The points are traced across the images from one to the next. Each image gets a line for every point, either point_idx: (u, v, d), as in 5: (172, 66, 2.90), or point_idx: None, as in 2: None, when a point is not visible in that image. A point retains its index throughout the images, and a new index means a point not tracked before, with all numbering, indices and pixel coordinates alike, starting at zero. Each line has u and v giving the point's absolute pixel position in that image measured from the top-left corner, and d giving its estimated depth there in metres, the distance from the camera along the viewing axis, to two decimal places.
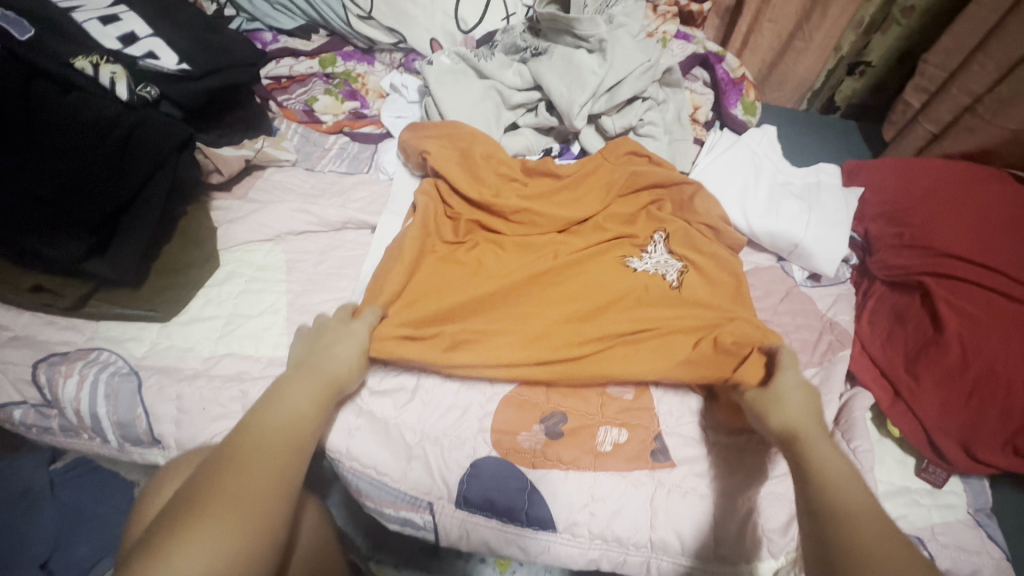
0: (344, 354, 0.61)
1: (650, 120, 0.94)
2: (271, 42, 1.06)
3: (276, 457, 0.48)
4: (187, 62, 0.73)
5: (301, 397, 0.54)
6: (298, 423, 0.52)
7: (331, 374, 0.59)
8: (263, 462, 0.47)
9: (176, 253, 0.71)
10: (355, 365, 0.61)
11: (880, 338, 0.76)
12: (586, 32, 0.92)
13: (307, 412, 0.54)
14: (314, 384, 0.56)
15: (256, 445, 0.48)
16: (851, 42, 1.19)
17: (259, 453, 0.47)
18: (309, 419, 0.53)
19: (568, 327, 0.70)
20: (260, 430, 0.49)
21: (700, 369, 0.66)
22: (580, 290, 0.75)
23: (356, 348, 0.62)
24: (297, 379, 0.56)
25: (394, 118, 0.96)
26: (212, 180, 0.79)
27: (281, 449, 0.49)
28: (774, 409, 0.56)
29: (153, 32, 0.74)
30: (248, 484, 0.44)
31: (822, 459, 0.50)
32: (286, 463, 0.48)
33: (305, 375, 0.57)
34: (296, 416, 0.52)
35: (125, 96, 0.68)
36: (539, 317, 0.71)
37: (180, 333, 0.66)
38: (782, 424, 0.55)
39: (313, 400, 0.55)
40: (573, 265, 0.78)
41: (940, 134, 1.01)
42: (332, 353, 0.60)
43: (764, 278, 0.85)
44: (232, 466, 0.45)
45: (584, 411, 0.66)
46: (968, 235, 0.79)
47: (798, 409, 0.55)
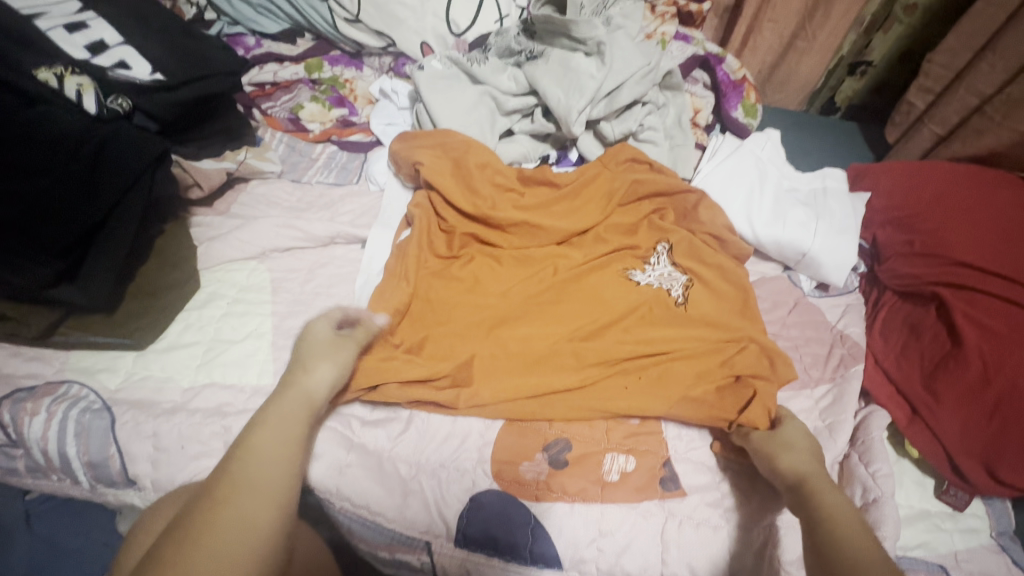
0: (316, 361, 0.55)
1: (651, 125, 0.91)
2: (254, 47, 1.02)
3: (248, 514, 0.42)
4: (161, 72, 0.68)
5: (278, 430, 0.48)
6: (274, 466, 0.46)
7: (308, 397, 0.52)
8: (232, 524, 0.41)
9: (153, 275, 0.67)
10: (331, 373, 0.55)
11: (895, 351, 0.73)
12: (583, 35, 0.88)
13: (288, 446, 0.48)
14: (293, 414, 0.50)
15: (222, 504, 0.42)
16: (851, 42, 1.17)
17: (227, 513, 0.41)
18: (286, 458, 0.47)
19: (570, 349, 0.67)
20: (230, 481, 0.43)
21: (699, 408, 0.62)
22: (582, 307, 0.71)
23: (328, 358, 0.56)
24: (272, 409, 0.50)
25: (383, 126, 0.93)
26: (192, 194, 0.75)
27: (255, 503, 0.43)
28: (784, 453, 0.55)
29: (124, 39, 0.69)
30: (215, 554, 0.39)
31: (824, 504, 0.49)
32: (261, 520, 0.42)
33: (280, 403, 0.51)
34: (271, 457, 0.46)
35: (94, 109, 0.63)
36: (541, 339, 0.68)
37: (157, 361, 0.62)
38: (792, 468, 0.54)
39: (290, 435, 0.48)
40: (576, 281, 0.75)
41: (947, 136, 0.99)
42: (304, 371, 0.54)
43: (772, 289, 0.82)
44: (194, 534, 0.40)
45: (589, 437, 0.62)
46: (982, 243, 0.76)
47: (802, 457, 0.54)
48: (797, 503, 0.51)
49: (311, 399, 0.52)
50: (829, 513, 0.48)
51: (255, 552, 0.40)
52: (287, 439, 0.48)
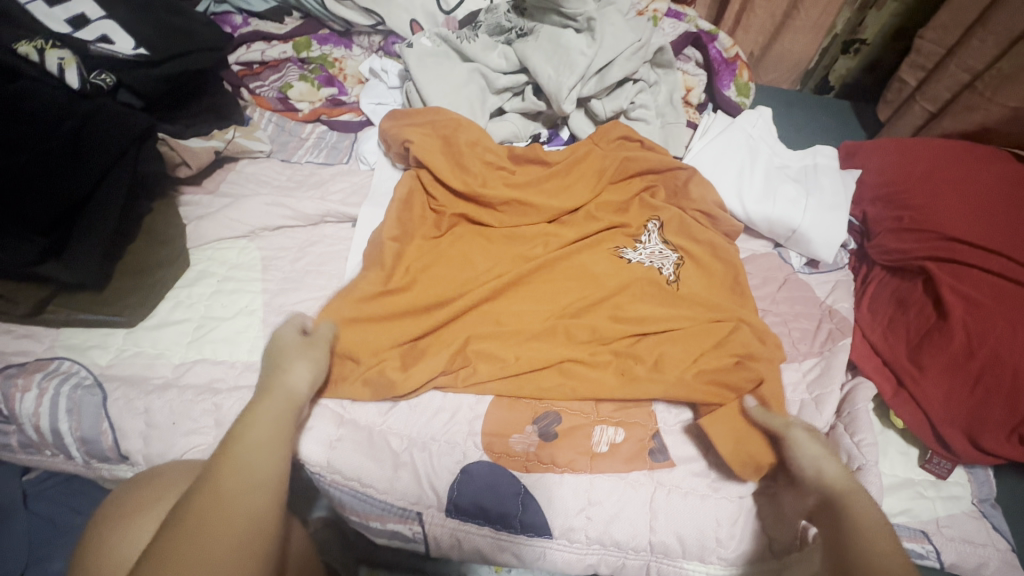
0: (293, 361, 0.55)
1: (642, 103, 0.91)
2: (241, 25, 1.00)
3: (243, 510, 0.41)
4: (145, 47, 0.66)
5: (267, 424, 0.47)
6: (269, 459, 0.45)
7: (289, 392, 0.52)
8: (229, 518, 0.40)
9: (140, 253, 0.67)
10: (308, 372, 0.56)
11: (882, 325, 0.74)
12: (574, 10, 0.87)
13: (279, 441, 0.47)
14: (280, 410, 0.50)
15: (218, 499, 0.40)
16: (845, 20, 1.16)
17: (223, 511, 0.40)
18: (279, 447, 0.46)
19: (560, 329, 0.67)
20: (226, 476, 0.42)
21: (692, 393, 0.61)
22: (569, 284, 0.72)
23: (305, 359, 0.56)
24: (259, 407, 0.49)
25: (373, 105, 0.92)
26: (179, 173, 0.74)
27: (248, 494, 0.41)
28: (829, 462, 0.52)
29: (106, 13, 0.66)
30: (210, 555, 0.37)
31: (864, 521, 0.45)
32: (256, 514, 0.41)
33: (267, 398, 0.50)
34: (259, 448, 0.45)
35: (76, 84, 0.62)
36: (530, 319, 0.68)
37: (148, 338, 0.62)
38: (831, 481, 0.50)
39: (276, 429, 0.48)
40: (563, 257, 0.74)
41: (939, 113, 0.98)
42: (282, 371, 0.54)
43: (761, 265, 0.83)
44: (194, 528, 0.38)
45: (579, 410, 0.63)
46: (969, 218, 0.76)
47: (842, 473, 0.51)
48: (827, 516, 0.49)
49: (295, 400, 0.52)
50: (861, 532, 0.44)
51: (251, 549, 0.39)
52: (275, 430, 0.47)
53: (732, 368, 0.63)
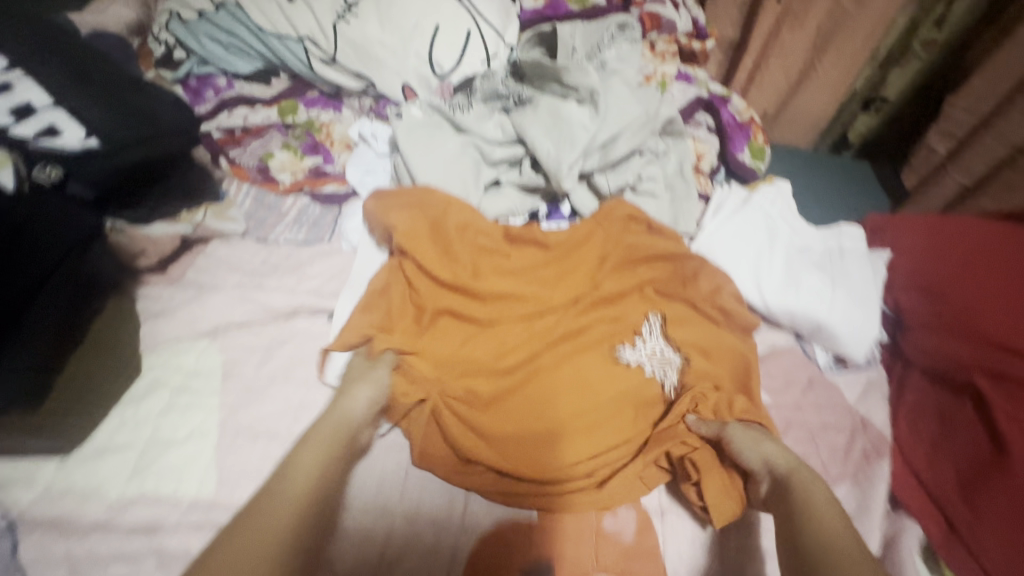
0: (355, 387, 0.60)
1: (650, 177, 0.83)
2: (224, 89, 0.94)
3: (269, 527, 0.47)
4: (98, 136, 0.59)
5: (308, 459, 0.53)
6: (304, 483, 0.51)
7: (343, 419, 0.57)
8: (255, 541, 0.46)
9: (85, 363, 0.59)
10: (368, 395, 0.59)
11: (926, 445, 0.64)
12: (575, 82, 0.82)
13: (316, 470, 0.52)
14: (326, 438, 0.55)
15: (245, 520, 0.48)
16: (865, 77, 1.10)
17: (246, 536, 0.46)
18: (315, 474, 0.52)
19: (577, 425, 0.64)
20: (264, 498, 0.50)
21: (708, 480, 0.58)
22: (584, 373, 0.68)
23: (366, 383, 0.60)
24: (316, 430, 0.56)
25: (360, 175, 0.87)
26: (140, 263, 0.68)
27: (285, 518, 0.48)
28: (767, 445, 0.58)
29: (56, 100, 0.59)
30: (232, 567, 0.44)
31: (813, 499, 0.52)
32: (279, 533, 0.47)
33: (318, 429, 0.56)
34: (295, 482, 0.51)
35: (13, 185, 0.53)
36: (545, 407, 0.65)
37: (83, 470, 0.54)
38: (767, 460, 0.57)
39: (321, 453, 0.54)
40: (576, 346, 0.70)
41: (974, 187, 0.90)
42: (344, 394, 0.59)
43: (783, 364, 0.74)
44: (230, 542, 0.46)
45: (576, 557, 0.55)
46: (1014, 321, 0.68)
47: (781, 452, 0.57)
48: (776, 490, 0.55)
49: (348, 426, 0.57)
50: (813, 508, 0.51)
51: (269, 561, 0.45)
52: (313, 462, 0.53)
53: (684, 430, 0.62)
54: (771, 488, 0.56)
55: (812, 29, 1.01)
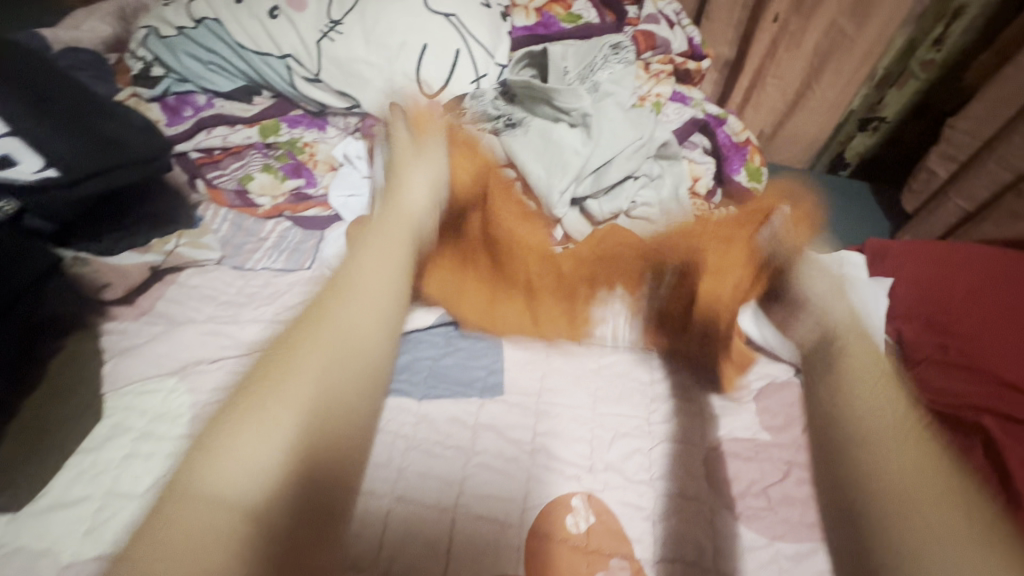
0: (416, 163, 0.71)
1: (644, 201, 0.80)
2: (204, 106, 0.91)
3: (343, 336, 0.45)
4: (56, 166, 0.55)
5: (383, 262, 0.54)
6: (380, 290, 0.51)
7: (413, 205, 0.66)
8: (344, 356, 0.44)
9: (48, 415, 0.56)
10: (427, 177, 0.69)
11: None
12: (567, 104, 0.79)
13: (395, 290, 0.52)
14: (394, 247, 0.56)
15: (316, 325, 0.45)
16: (862, 96, 1.07)
17: (323, 328, 0.45)
18: (388, 285, 0.52)
19: (595, 261, 0.73)
20: (328, 325, 0.45)
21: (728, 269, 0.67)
22: (619, 255, 0.73)
23: (423, 164, 0.71)
24: (391, 216, 0.63)
25: (344, 199, 0.83)
26: (105, 296, 0.64)
27: (370, 347, 0.47)
28: (817, 279, 0.63)
29: (11, 127, 0.55)
30: (312, 362, 0.42)
31: (862, 364, 0.50)
32: (365, 345, 0.47)
33: (394, 221, 0.62)
34: (370, 299, 0.49)
35: None
36: (568, 258, 0.73)
37: (32, 529, 0.50)
38: (845, 316, 0.58)
39: (399, 264, 0.55)
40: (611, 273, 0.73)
41: (976, 214, 0.88)
42: (407, 174, 0.70)
43: (784, 400, 0.70)
44: (319, 320, 0.46)
45: None
46: (1015, 358, 0.67)
47: (848, 313, 0.58)
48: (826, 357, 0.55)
49: (412, 212, 0.65)
50: (846, 369, 0.50)
51: (357, 367, 0.45)
52: (386, 274, 0.52)
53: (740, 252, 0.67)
54: (819, 346, 0.58)
55: (809, 49, 1.00)
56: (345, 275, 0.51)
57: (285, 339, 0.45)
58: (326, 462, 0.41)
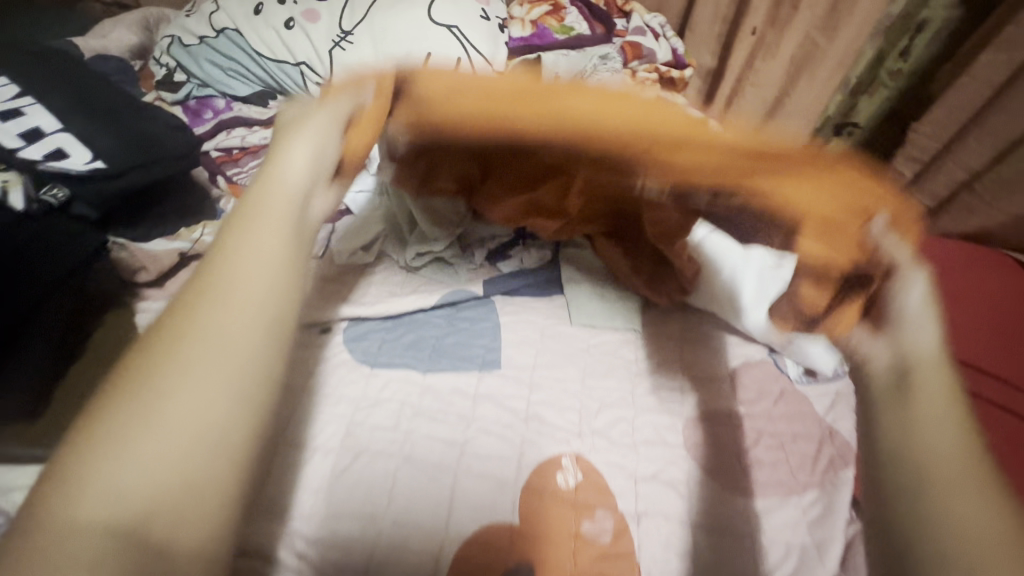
0: (292, 137, 0.50)
1: None
2: (223, 110, 0.98)
3: (233, 343, 0.38)
4: (102, 159, 0.62)
5: (270, 237, 0.43)
6: (266, 275, 0.42)
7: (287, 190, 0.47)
8: (228, 365, 0.37)
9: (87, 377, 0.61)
10: (310, 153, 0.49)
11: None
12: None
13: (283, 270, 0.43)
14: (280, 217, 0.45)
15: (187, 338, 0.37)
16: (837, 103, 1.15)
17: (197, 348, 0.37)
18: (278, 271, 0.42)
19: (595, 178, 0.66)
20: (204, 332, 0.38)
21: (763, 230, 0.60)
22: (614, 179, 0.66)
23: (304, 137, 0.50)
24: (259, 198, 0.45)
25: (352, 195, 0.86)
26: (139, 278, 0.69)
27: (258, 341, 0.39)
28: (916, 332, 0.44)
29: (64, 125, 0.63)
30: (200, 388, 0.36)
31: (929, 394, 0.40)
32: (259, 348, 0.39)
33: (263, 196, 0.45)
34: (249, 292, 0.40)
35: (20, 205, 0.57)
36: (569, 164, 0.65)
37: None
38: (909, 353, 0.43)
39: (284, 238, 0.44)
40: (706, 171, 0.53)
41: (935, 210, 0.96)
42: (280, 154, 0.48)
43: (757, 376, 0.75)
44: (182, 336, 0.37)
45: (556, 559, 0.58)
46: (968, 338, 0.76)
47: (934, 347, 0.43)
48: (893, 393, 0.42)
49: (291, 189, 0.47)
50: (919, 416, 0.39)
51: (250, 387, 0.38)
52: (274, 252, 0.43)
53: (850, 231, 0.52)
54: (897, 379, 0.43)
55: (785, 59, 1.08)
56: (227, 265, 0.41)
57: (153, 348, 0.37)
58: (219, 477, 0.35)
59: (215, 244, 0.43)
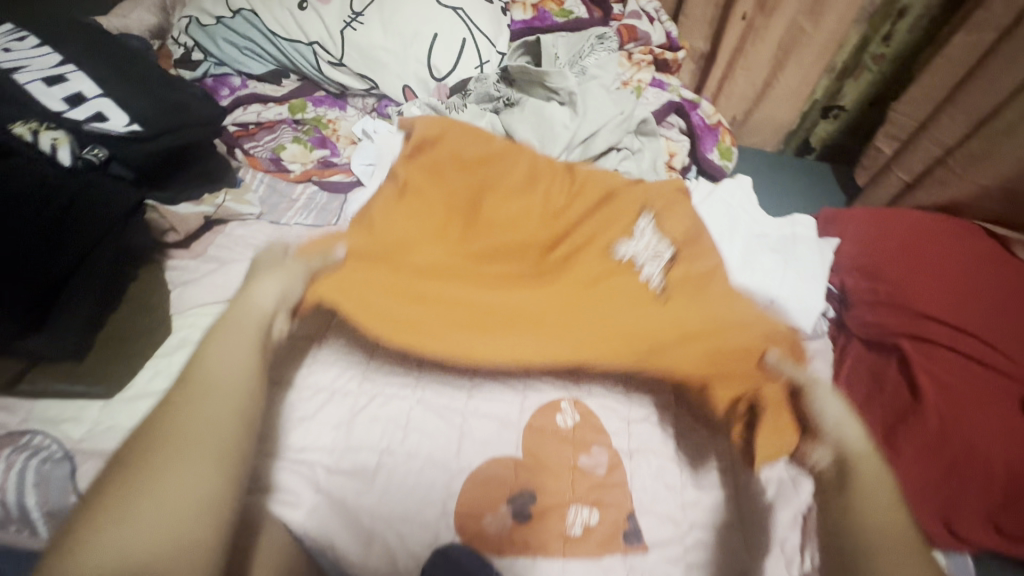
0: (269, 275, 0.62)
1: (626, 171, 0.92)
2: (239, 87, 1.03)
3: (207, 425, 0.45)
4: (139, 122, 0.68)
5: (234, 349, 0.52)
6: (233, 372, 0.50)
7: (257, 310, 0.57)
8: (201, 445, 0.44)
9: (123, 323, 0.67)
10: (276, 288, 0.61)
11: (859, 400, 0.73)
12: (557, 84, 0.91)
13: (246, 368, 0.51)
14: (244, 332, 0.54)
15: (167, 429, 0.44)
16: (824, 87, 1.21)
17: (176, 437, 0.44)
18: (244, 370, 0.51)
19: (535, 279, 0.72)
20: (179, 421, 0.45)
21: (706, 348, 0.68)
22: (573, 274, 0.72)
23: (275, 278, 0.62)
24: (223, 324, 0.55)
25: (364, 167, 0.94)
26: (167, 238, 0.75)
27: (227, 426, 0.46)
28: (847, 426, 0.57)
29: (103, 91, 0.68)
30: (176, 467, 0.42)
31: (867, 483, 0.51)
32: (225, 431, 0.46)
33: (230, 320, 0.55)
34: (225, 386, 0.49)
35: (68, 162, 0.64)
36: (522, 291, 0.70)
37: (124, 412, 0.62)
38: (836, 445, 0.57)
39: (246, 344, 0.53)
40: (597, 352, 0.68)
41: (914, 184, 1.01)
42: (251, 289, 0.60)
43: None
44: (162, 432, 0.44)
45: (555, 490, 0.63)
46: (948, 297, 0.78)
47: (862, 436, 0.56)
48: (838, 478, 0.54)
49: (259, 316, 0.57)
50: (859, 487, 0.51)
51: (221, 461, 0.44)
52: (239, 361, 0.51)
53: (755, 373, 0.66)
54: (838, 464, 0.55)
55: (773, 43, 1.13)
56: (199, 373, 0.49)
57: (137, 442, 0.44)
58: (197, 540, 0.40)
59: (195, 357, 0.51)
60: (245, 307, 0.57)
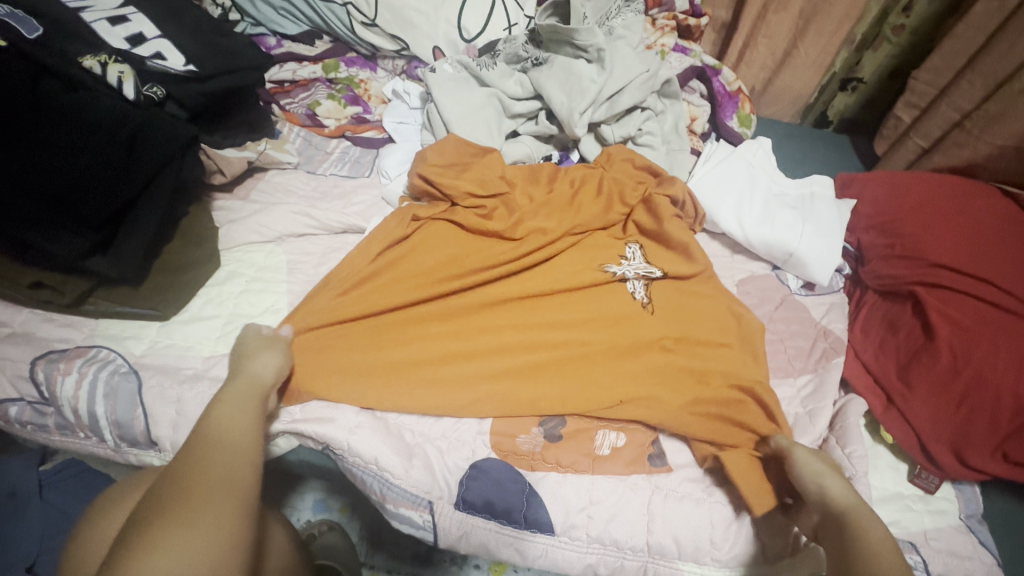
0: (264, 350, 0.62)
1: (649, 130, 0.95)
2: (274, 46, 1.06)
3: (229, 470, 0.46)
4: (194, 64, 0.74)
5: (242, 410, 0.53)
6: (242, 430, 0.51)
7: (256, 380, 0.58)
8: (225, 486, 0.44)
9: (175, 253, 0.71)
10: (276, 361, 0.62)
11: (873, 346, 0.77)
12: (585, 42, 0.93)
13: (252, 426, 0.52)
14: (245, 396, 0.55)
15: (195, 473, 0.44)
16: (843, 59, 1.23)
17: (204, 478, 0.44)
18: (252, 428, 0.52)
19: (527, 325, 0.72)
20: (200, 466, 0.45)
21: (697, 396, 0.66)
22: (563, 318, 0.73)
23: (272, 351, 0.62)
24: (227, 391, 0.55)
25: (395, 124, 0.97)
26: (214, 180, 0.80)
27: (245, 471, 0.47)
28: (830, 479, 0.56)
29: (161, 33, 0.75)
30: (203, 506, 0.42)
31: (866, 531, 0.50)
32: (244, 474, 0.46)
33: (234, 387, 0.56)
34: (236, 442, 0.49)
35: (131, 95, 0.67)
36: (513, 333, 0.71)
37: (181, 332, 0.67)
38: (821, 496, 0.56)
39: (249, 406, 0.54)
40: (583, 406, 0.65)
41: (930, 149, 1.04)
42: (252, 359, 0.60)
43: (760, 286, 0.86)
44: (190, 475, 0.44)
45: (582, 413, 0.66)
46: (964, 249, 0.80)
47: (844, 488, 0.55)
48: (834, 530, 0.53)
49: (262, 383, 0.58)
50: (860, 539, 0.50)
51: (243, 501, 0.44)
52: (248, 422, 0.52)
53: (744, 408, 0.65)
54: (825, 519, 0.55)
55: (795, 11, 1.14)
56: (208, 431, 0.50)
57: (161, 490, 0.43)
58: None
59: (199, 427, 0.51)
60: (246, 380, 0.58)
